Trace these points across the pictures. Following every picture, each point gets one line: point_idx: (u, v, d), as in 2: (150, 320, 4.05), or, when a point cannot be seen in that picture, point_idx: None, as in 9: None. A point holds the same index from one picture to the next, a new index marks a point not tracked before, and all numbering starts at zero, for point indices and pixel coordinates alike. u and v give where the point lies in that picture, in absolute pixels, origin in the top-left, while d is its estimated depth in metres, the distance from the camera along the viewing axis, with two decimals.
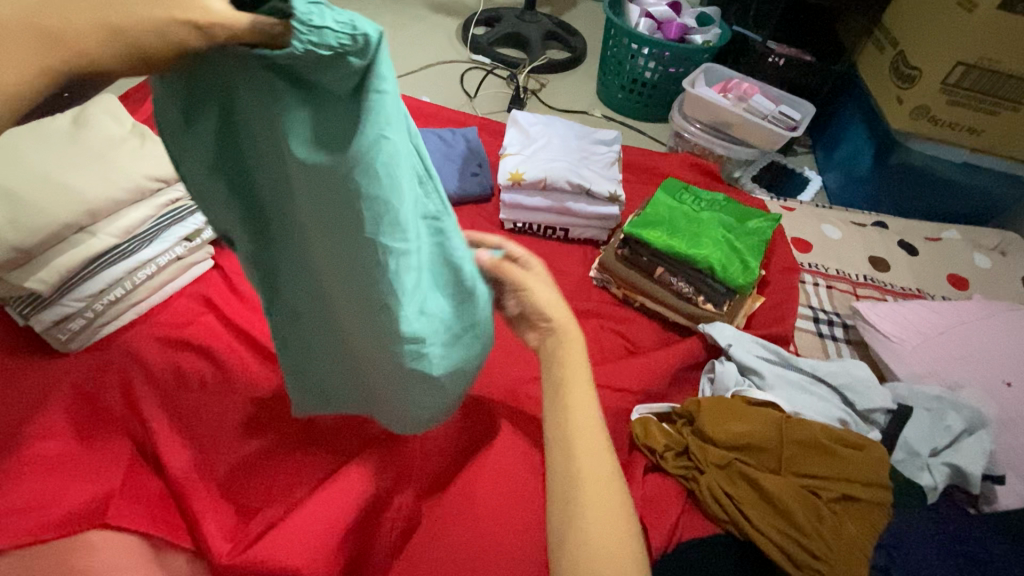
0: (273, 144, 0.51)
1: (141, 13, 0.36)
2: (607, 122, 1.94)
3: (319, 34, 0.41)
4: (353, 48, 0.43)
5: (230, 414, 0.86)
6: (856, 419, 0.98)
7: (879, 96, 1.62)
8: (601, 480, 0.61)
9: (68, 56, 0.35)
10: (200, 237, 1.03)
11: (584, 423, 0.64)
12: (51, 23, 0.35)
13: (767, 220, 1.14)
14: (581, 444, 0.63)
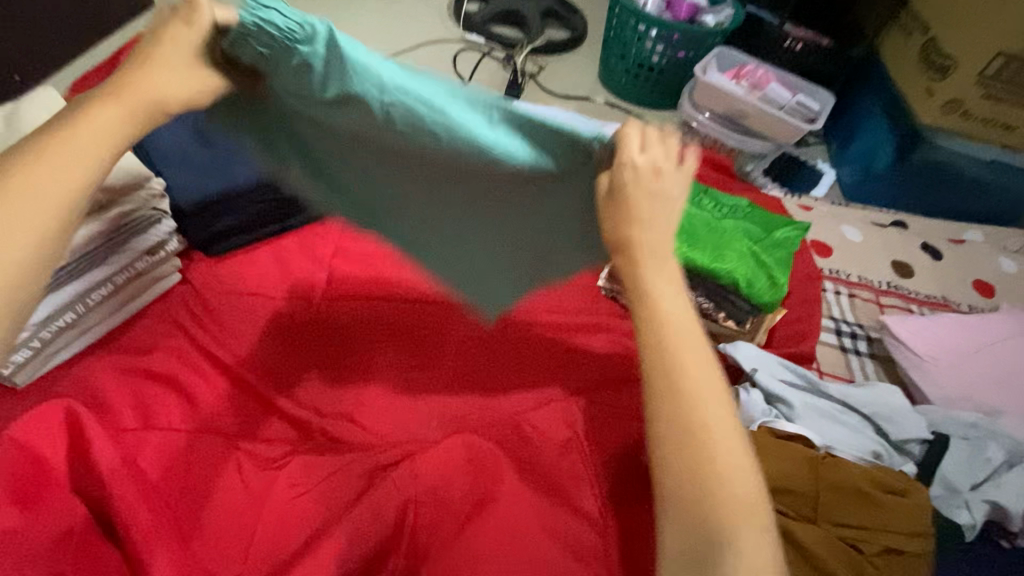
0: (314, 124, 0.72)
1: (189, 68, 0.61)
2: (610, 109, 1.81)
3: (267, 15, 0.59)
4: (301, 34, 0.61)
5: (204, 464, 0.78)
6: (891, 451, 0.90)
7: (904, 86, 1.53)
8: (716, 406, 0.56)
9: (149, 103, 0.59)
10: (162, 250, 0.94)
11: (693, 359, 0.57)
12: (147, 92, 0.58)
13: (794, 228, 1.05)
14: (692, 372, 0.56)
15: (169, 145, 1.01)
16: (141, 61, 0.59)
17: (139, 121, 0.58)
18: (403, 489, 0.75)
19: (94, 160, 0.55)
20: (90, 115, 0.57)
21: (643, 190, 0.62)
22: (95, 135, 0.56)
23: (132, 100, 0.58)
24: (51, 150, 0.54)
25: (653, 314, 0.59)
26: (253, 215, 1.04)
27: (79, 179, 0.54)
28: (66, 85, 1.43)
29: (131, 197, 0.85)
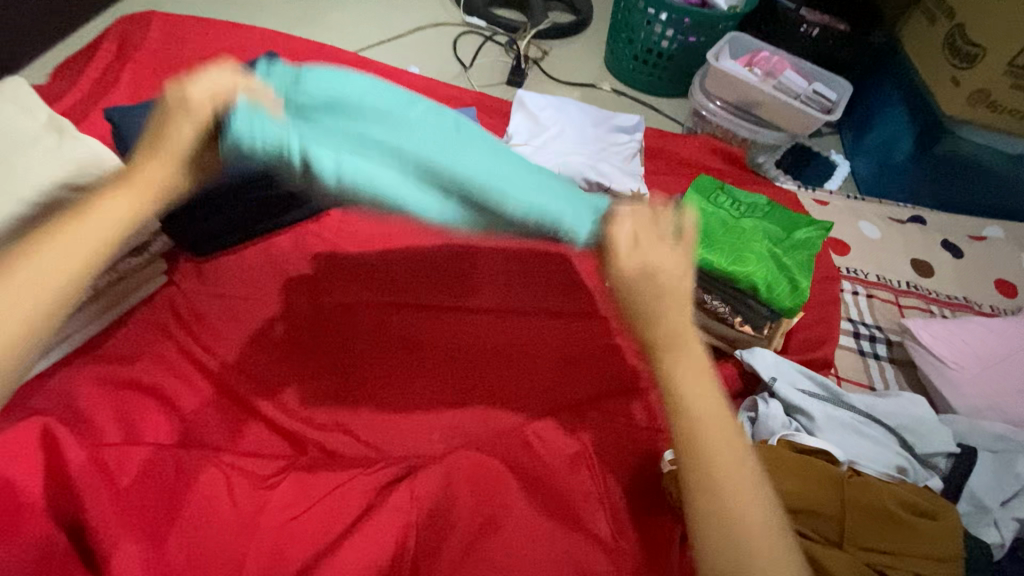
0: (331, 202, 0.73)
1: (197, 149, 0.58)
2: (617, 97, 1.74)
3: (247, 143, 0.58)
4: (282, 156, 0.60)
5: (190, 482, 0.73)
6: (916, 465, 0.86)
7: (927, 75, 1.46)
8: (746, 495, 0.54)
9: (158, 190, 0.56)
10: (145, 252, 0.89)
11: (728, 455, 0.55)
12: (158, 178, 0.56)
13: (817, 229, 0.99)
14: (723, 479, 0.54)
15: None
16: (149, 144, 0.56)
17: (143, 205, 0.55)
18: (404, 512, 0.71)
19: (95, 245, 0.53)
20: (91, 206, 0.54)
21: (672, 293, 0.58)
22: (95, 228, 0.53)
23: (136, 187, 0.55)
24: (48, 244, 0.51)
25: (681, 416, 0.56)
26: (242, 212, 0.95)
27: (70, 278, 0.51)
28: (46, 73, 1.37)
29: None
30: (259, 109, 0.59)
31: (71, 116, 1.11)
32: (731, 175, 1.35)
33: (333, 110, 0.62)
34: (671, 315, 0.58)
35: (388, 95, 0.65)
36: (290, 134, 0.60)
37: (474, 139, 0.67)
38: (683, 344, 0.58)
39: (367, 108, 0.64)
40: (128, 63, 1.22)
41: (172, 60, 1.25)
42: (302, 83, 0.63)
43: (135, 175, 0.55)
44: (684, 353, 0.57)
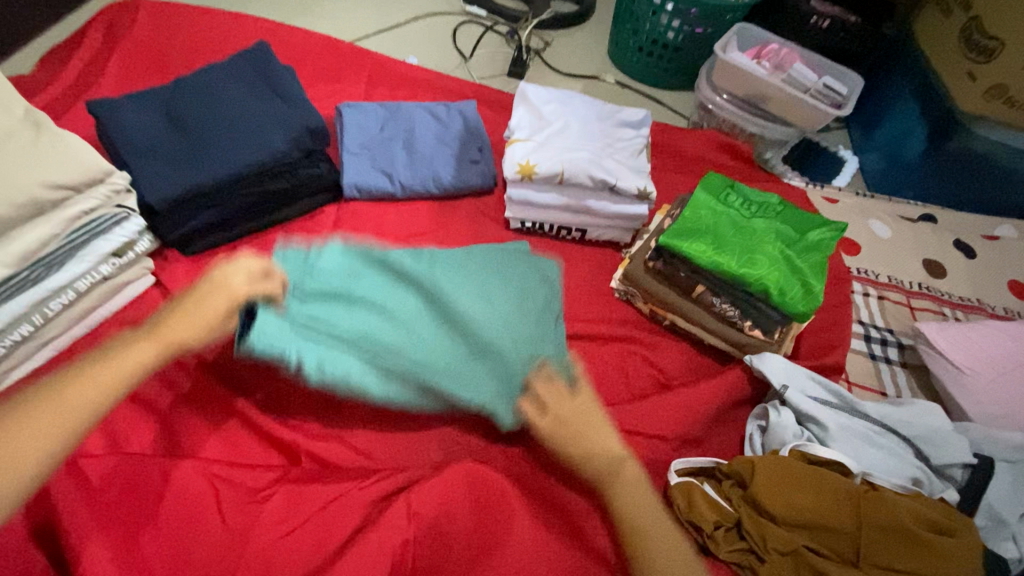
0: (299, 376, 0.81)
1: (215, 302, 0.68)
2: (621, 90, 1.69)
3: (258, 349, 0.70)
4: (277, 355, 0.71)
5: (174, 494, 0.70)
6: (931, 476, 0.83)
7: (941, 69, 1.42)
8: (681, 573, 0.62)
9: (175, 344, 0.66)
10: (131, 251, 0.85)
11: (669, 557, 0.63)
12: (183, 336, 0.66)
13: (831, 229, 0.95)
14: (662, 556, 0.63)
15: (139, 134, 0.90)
16: (184, 309, 0.68)
17: (157, 358, 0.66)
18: (401, 528, 0.67)
19: (116, 383, 0.62)
20: (121, 352, 0.64)
21: (592, 429, 0.71)
22: (107, 380, 0.62)
23: (158, 339, 0.66)
24: (77, 385, 0.60)
25: (621, 520, 0.66)
26: (232, 210, 0.93)
27: (69, 433, 0.58)
28: (34, 63, 1.32)
29: (90, 194, 0.78)
30: (268, 311, 0.72)
31: (56, 110, 1.07)
32: (738, 171, 1.31)
33: (320, 313, 0.76)
34: (596, 450, 0.70)
35: (356, 299, 0.79)
36: (287, 337, 0.71)
37: (431, 342, 0.78)
38: (615, 467, 0.69)
39: (348, 316, 0.78)
40: (115, 52, 1.18)
41: (161, 49, 1.20)
42: (304, 287, 0.79)
43: (163, 333, 0.66)
44: (620, 475, 0.69)
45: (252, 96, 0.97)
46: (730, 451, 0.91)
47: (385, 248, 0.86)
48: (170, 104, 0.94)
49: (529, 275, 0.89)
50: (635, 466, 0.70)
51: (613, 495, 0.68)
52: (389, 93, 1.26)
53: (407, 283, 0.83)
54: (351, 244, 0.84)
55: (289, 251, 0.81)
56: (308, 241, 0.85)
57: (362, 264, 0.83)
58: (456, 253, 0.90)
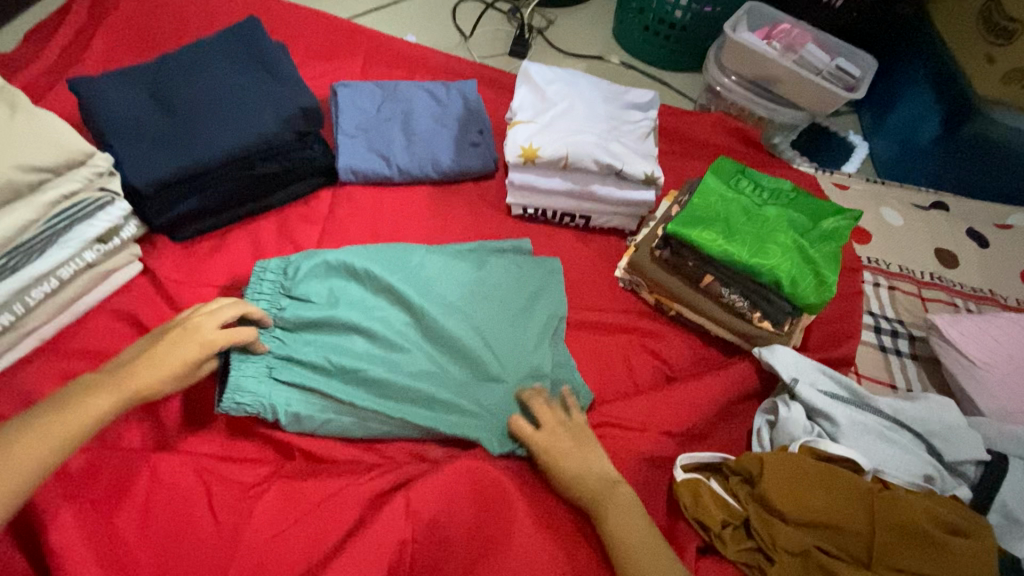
0: None
1: (188, 346, 0.68)
2: (626, 71, 1.64)
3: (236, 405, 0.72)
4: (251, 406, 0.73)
5: (165, 489, 0.68)
6: (943, 473, 0.81)
7: (958, 50, 1.38)
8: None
9: (143, 391, 0.65)
10: (116, 237, 0.81)
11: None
12: (151, 382, 0.65)
13: (845, 218, 0.92)
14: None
15: (122, 114, 0.85)
16: (155, 353, 0.66)
17: (120, 406, 0.63)
18: (398, 529, 0.65)
19: (77, 431, 0.60)
20: (81, 400, 0.61)
21: (577, 449, 0.73)
22: (60, 431, 0.58)
23: (120, 385, 0.63)
24: (26, 437, 0.57)
25: (610, 538, 0.65)
26: (222, 195, 0.89)
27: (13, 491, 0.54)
28: (15, 40, 1.27)
29: (71, 176, 0.75)
30: (245, 359, 0.74)
31: (38, 89, 1.02)
32: (748, 156, 1.26)
33: (301, 346, 0.78)
34: (585, 467, 0.71)
35: (336, 322, 0.80)
36: (267, 385, 0.74)
37: (411, 365, 0.79)
38: (603, 487, 0.69)
39: (329, 343, 0.79)
40: (97, 27, 1.12)
41: (146, 23, 1.14)
42: (284, 318, 0.79)
43: (129, 379, 0.64)
44: (609, 498, 0.68)
45: (241, 74, 0.92)
46: (737, 445, 0.89)
47: (364, 257, 0.86)
48: (155, 83, 0.90)
49: (516, 288, 0.89)
50: (623, 488, 0.69)
51: (601, 514, 0.67)
52: (386, 72, 1.21)
53: (386, 299, 0.84)
54: (328, 260, 0.84)
55: (268, 282, 0.82)
56: (287, 258, 0.85)
57: (339, 285, 0.84)
58: (441, 258, 0.89)
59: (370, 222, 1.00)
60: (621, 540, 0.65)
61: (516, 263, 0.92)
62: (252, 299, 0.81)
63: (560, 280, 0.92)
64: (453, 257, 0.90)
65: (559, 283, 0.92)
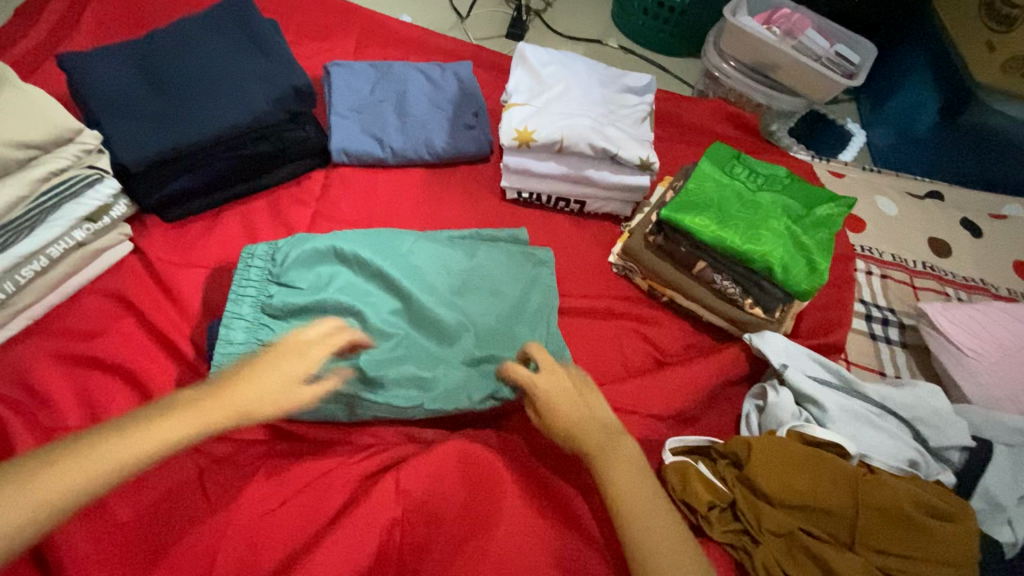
0: None
1: (294, 368, 0.69)
2: (625, 55, 1.62)
3: None
4: None
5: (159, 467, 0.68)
6: (928, 458, 0.83)
7: (958, 37, 1.36)
8: (671, 541, 0.61)
9: (238, 414, 0.64)
10: (107, 216, 0.80)
11: (653, 518, 0.63)
12: (251, 406, 0.64)
13: (840, 205, 0.91)
14: (655, 527, 0.62)
15: (112, 90, 0.84)
16: (258, 371, 0.67)
17: (211, 426, 0.62)
18: (389, 508, 0.66)
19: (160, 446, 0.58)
20: (176, 413, 0.61)
21: (570, 396, 0.73)
22: (149, 442, 0.58)
23: (222, 403, 0.63)
24: (118, 438, 0.57)
25: (611, 484, 0.66)
26: (213, 175, 0.88)
27: (84, 490, 0.54)
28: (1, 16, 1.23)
29: (60, 153, 0.75)
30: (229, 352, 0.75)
31: (25, 65, 1.00)
32: (745, 142, 1.26)
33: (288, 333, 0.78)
34: (589, 414, 0.72)
35: (324, 308, 0.79)
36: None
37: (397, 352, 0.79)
38: (608, 435, 0.70)
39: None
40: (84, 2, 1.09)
41: None
42: (270, 305, 0.79)
43: (222, 399, 0.63)
44: (615, 448, 0.69)
45: (232, 52, 0.91)
46: (726, 429, 0.90)
47: (352, 243, 0.85)
48: (145, 59, 0.88)
49: (507, 279, 0.88)
50: (626, 440, 0.71)
51: (603, 461, 0.68)
52: (380, 52, 1.19)
53: (376, 285, 0.83)
54: (315, 245, 0.83)
55: (256, 269, 0.82)
56: (276, 243, 0.84)
57: (326, 271, 0.83)
58: (431, 246, 0.88)
59: (363, 204, 0.99)
60: (621, 483, 0.65)
61: (509, 254, 0.91)
62: (239, 285, 0.80)
63: (551, 272, 0.92)
64: (444, 244, 0.90)
65: (549, 276, 0.91)
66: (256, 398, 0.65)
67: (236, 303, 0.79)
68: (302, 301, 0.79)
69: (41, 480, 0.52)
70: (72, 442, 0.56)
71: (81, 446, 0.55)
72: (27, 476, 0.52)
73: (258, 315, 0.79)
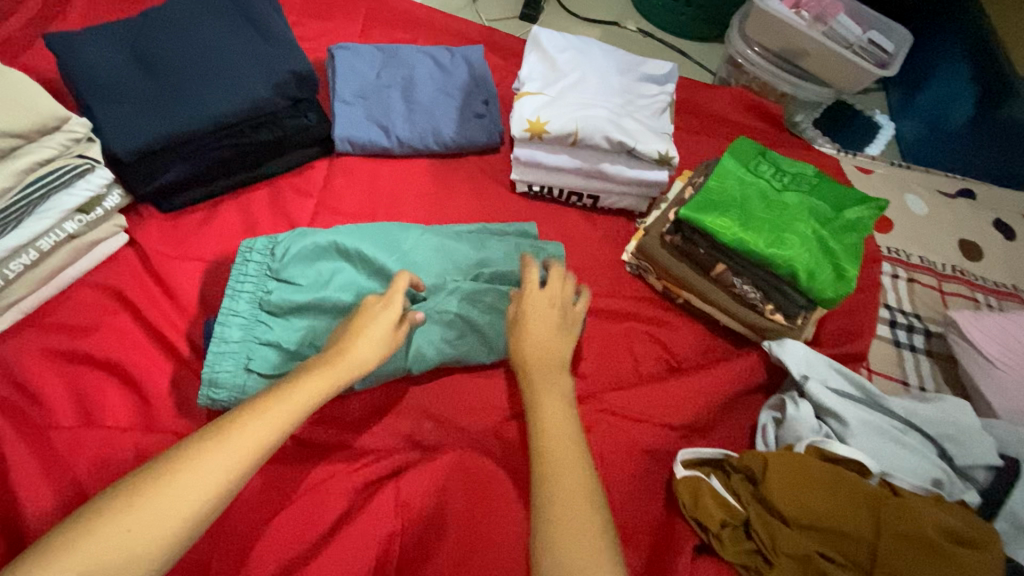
0: None
1: (383, 321, 0.69)
2: (644, 38, 1.54)
3: (213, 398, 0.70)
4: (228, 399, 0.71)
5: None
6: (954, 478, 0.79)
7: (1001, 25, 1.27)
8: (572, 469, 0.60)
9: (353, 368, 0.65)
10: (100, 207, 0.78)
11: (554, 421, 0.65)
12: (359, 358, 0.65)
13: (871, 207, 0.86)
14: (548, 428, 0.64)
15: (104, 73, 0.80)
16: (353, 333, 0.67)
17: (336, 385, 0.63)
18: (388, 520, 0.64)
19: (297, 409, 0.59)
20: (300, 380, 0.61)
21: (539, 306, 0.75)
22: (291, 404, 0.59)
23: (331, 368, 0.63)
24: (244, 420, 0.57)
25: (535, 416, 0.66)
26: (210, 164, 0.85)
27: (232, 475, 0.54)
28: None
29: (46, 142, 0.71)
30: (224, 352, 0.72)
31: (16, 45, 0.95)
32: (769, 135, 1.19)
33: (287, 333, 0.75)
34: (550, 344, 0.72)
35: (325, 307, 0.76)
36: (243, 377, 0.71)
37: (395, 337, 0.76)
38: (546, 367, 0.70)
39: (317, 328, 0.75)
40: None
41: None
42: (268, 302, 0.75)
43: (341, 357, 0.64)
44: (542, 360, 0.70)
45: (231, 34, 0.86)
46: (741, 439, 0.86)
47: (352, 238, 0.81)
48: (139, 38, 0.84)
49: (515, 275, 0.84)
50: (563, 375, 0.70)
51: (535, 391, 0.68)
52: (388, 34, 1.14)
53: (378, 284, 0.79)
54: (316, 240, 0.79)
55: (254, 264, 0.79)
56: (275, 236, 0.80)
57: (327, 268, 0.79)
58: (436, 240, 0.84)
59: (367, 196, 0.95)
60: (546, 414, 0.66)
61: (517, 248, 0.87)
62: (236, 281, 0.77)
63: (559, 267, 0.87)
64: (450, 238, 0.85)
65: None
66: (366, 350, 0.66)
67: (232, 299, 0.76)
68: (302, 298, 0.76)
69: (188, 475, 0.52)
70: (200, 434, 0.55)
71: (212, 436, 0.55)
72: (171, 474, 0.52)
73: (255, 313, 0.75)
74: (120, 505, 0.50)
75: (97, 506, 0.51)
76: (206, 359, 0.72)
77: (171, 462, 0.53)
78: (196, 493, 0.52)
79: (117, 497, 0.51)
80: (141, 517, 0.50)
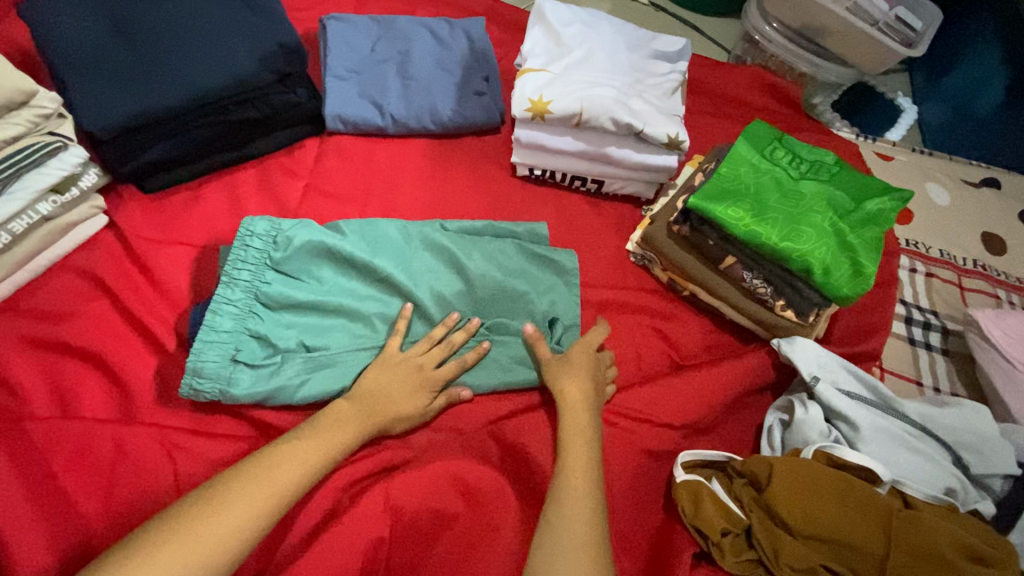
0: None
1: (415, 385, 0.69)
2: (655, 12, 1.45)
3: (197, 386, 0.67)
4: (211, 387, 0.67)
5: (141, 465, 0.65)
6: (968, 487, 0.75)
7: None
8: (583, 511, 0.61)
9: (385, 419, 0.67)
10: (75, 187, 0.74)
11: (581, 453, 0.66)
12: (389, 411, 0.67)
13: (894, 198, 0.81)
14: (575, 457, 0.65)
15: (78, 43, 0.75)
16: (380, 391, 0.68)
17: (364, 430, 0.65)
18: (376, 524, 0.62)
19: (329, 450, 0.62)
20: (332, 423, 0.64)
21: (580, 358, 0.74)
22: (323, 445, 0.62)
23: (364, 413, 0.66)
24: (279, 460, 0.59)
25: (563, 465, 0.65)
26: (193, 143, 0.80)
27: (261, 518, 0.55)
28: None
29: (12, 119, 0.69)
30: (212, 341, 0.68)
31: None
32: (785, 118, 1.13)
33: (278, 328, 0.71)
34: (589, 388, 0.72)
35: (325, 306, 0.73)
36: (230, 369, 0.68)
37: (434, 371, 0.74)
38: (578, 407, 0.70)
39: (311, 328, 0.72)
40: None
41: None
42: (265, 294, 0.72)
43: (375, 401, 0.67)
44: (569, 402, 0.70)
45: (216, 5, 0.82)
46: (745, 440, 0.83)
47: (356, 240, 0.78)
48: (114, 6, 0.78)
49: (521, 280, 0.81)
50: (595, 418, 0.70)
51: (573, 440, 0.67)
52: (384, 5, 1.07)
53: (378, 289, 0.77)
54: (322, 235, 0.75)
55: (253, 249, 0.74)
56: (278, 221, 0.75)
57: (329, 266, 0.76)
58: (439, 240, 0.81)
59: (358, 177, 0.90)
60: (570, 467, 0.65)
61: (528, 262, 0.83)
62: (232, 267, 0.72)
63: (574, 277, 0.84)
64: (456, 242, 0.81)
65: (572, 285, 0.83)
66: (400, 404, 0.68)
67: (227, 286, 0.71)
68: (306, 297, 0.73)
69: (226, 507, 0.54)
70: (240, 468, 0.58)
71: (242, 478, 0.56)
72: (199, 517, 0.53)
73: (249, 302, 0.72)
74: (159, 536, 0.52)
75: (124, 549, 0.51)
76: (195, 342, 0.68)
77: (211, 494, 0.55)
78: (229, 525, 0.53)
79: (162, 527, 0.52)
80: (180, 553, 0.51)
